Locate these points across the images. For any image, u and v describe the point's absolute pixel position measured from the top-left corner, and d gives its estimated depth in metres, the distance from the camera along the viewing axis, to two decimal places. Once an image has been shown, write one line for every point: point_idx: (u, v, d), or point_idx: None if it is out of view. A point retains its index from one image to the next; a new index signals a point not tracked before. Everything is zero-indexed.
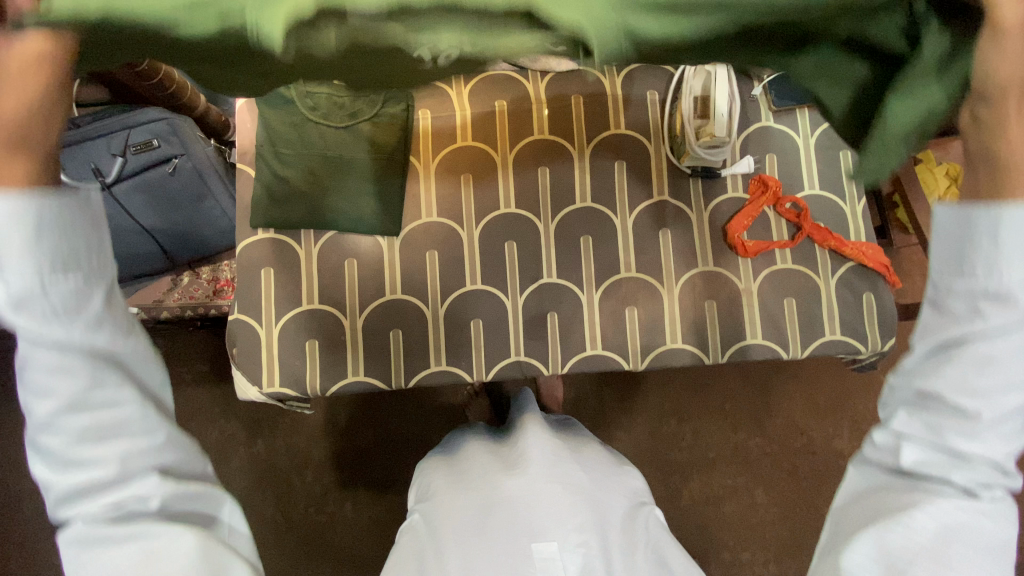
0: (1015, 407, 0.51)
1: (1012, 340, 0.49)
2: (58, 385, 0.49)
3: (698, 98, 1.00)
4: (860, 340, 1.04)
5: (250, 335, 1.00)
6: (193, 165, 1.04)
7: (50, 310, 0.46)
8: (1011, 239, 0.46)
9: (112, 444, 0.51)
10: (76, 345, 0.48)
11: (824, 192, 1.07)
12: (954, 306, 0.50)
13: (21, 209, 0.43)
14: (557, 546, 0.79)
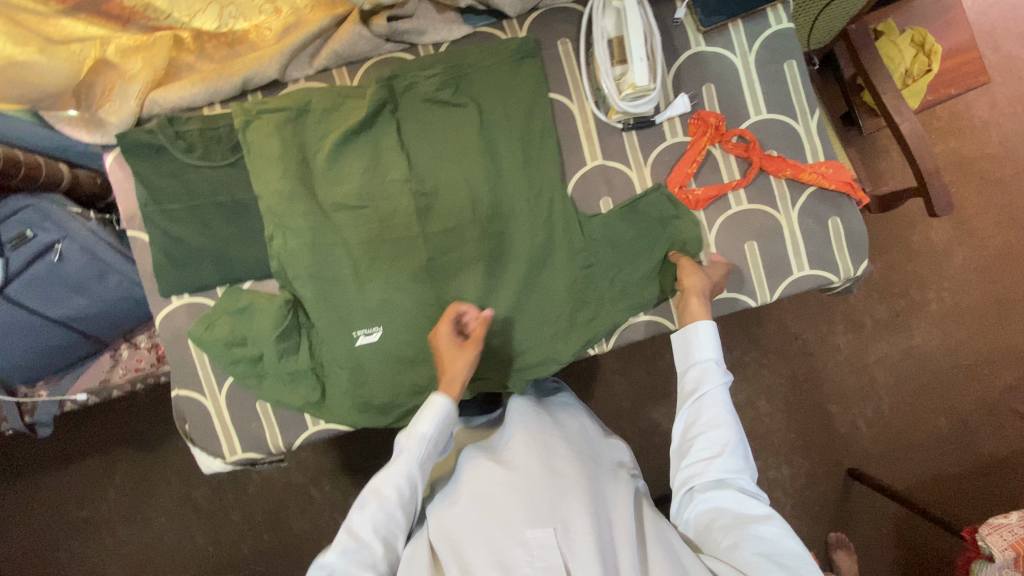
0: (727, 437, 0.83)
1: (712, 396, 0.85)
2: (398, 486, 0.83)
3: (613, 41, 0.88)
4: (831, 269, 0.97)
5: (197, 407, 0.95)
6: (80, 244, 0.94)
7: (424, 450, 0.85)
8: (693, 341, 0.88)
9: (390, 538, 0.80)
10: (417, 475, 0.84)
11: (774, 115, 0.96)
12: (689, 377, 0.88)
13: (438, 414, 0.84)
14: (551, 533, 0.77)
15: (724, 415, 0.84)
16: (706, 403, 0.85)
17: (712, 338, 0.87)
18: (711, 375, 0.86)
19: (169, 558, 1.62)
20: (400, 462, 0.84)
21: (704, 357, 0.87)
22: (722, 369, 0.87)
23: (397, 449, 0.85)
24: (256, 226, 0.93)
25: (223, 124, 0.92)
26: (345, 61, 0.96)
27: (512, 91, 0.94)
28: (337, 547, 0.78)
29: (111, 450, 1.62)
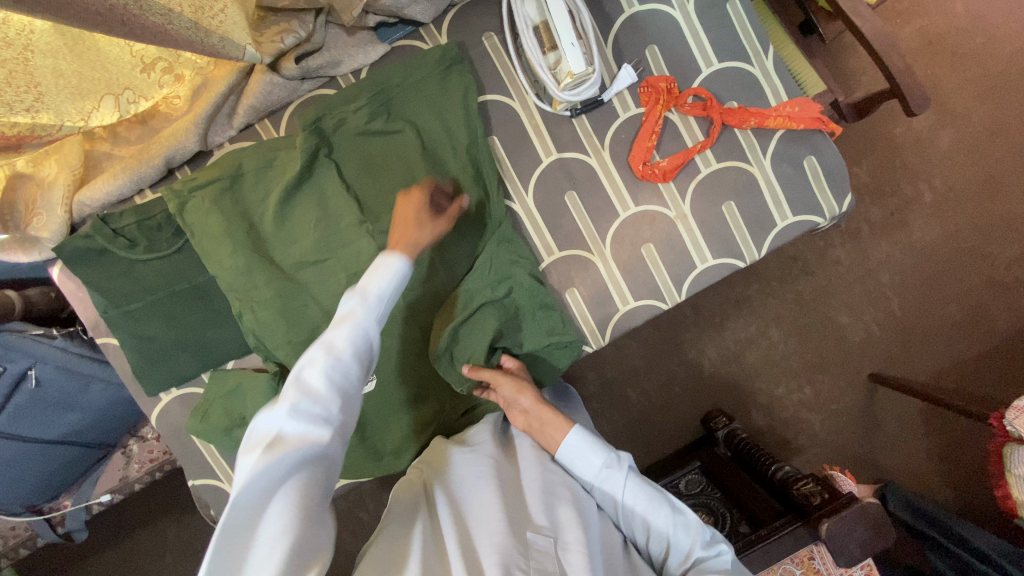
0: (660, 508, 0.72)
1: (627, 486, 0.73)
2: (353, 349, 0.60)
3: (539, 28, 0.81)
4: (815, 211, 0.92)
5: (216, 492, 0.95)
6: (55, 364, 0.92)
7: (379, 305, 0.66)
8: (572, 454, 0.75)
9: (327, 403, 0.56)
10: (371, 329, 0.63)
11: (727, 64, 0.90)
12: (597, 491, 0.75)
13: (392, 265, 0.69)
14: (550, 540, 0.64)
15: (647, 503, 0.72)
16: (624, 504, 0.73)
17: (591, 440, 0.76)
18: (609, 475, 0.74)
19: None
20: (348, 316, 0.63)
21: (599, 462, 0.74)
22: (615, 459, 0.75)
23: (345, 306, 0.64)
24: (224, 306, 0.90)
25: (158, 211, 0.88)
26: (266, 113, 0.90)
27: (446, 105, 0.88)
28: (288, 400, 0.54)
29: (155, 520, 1.60)
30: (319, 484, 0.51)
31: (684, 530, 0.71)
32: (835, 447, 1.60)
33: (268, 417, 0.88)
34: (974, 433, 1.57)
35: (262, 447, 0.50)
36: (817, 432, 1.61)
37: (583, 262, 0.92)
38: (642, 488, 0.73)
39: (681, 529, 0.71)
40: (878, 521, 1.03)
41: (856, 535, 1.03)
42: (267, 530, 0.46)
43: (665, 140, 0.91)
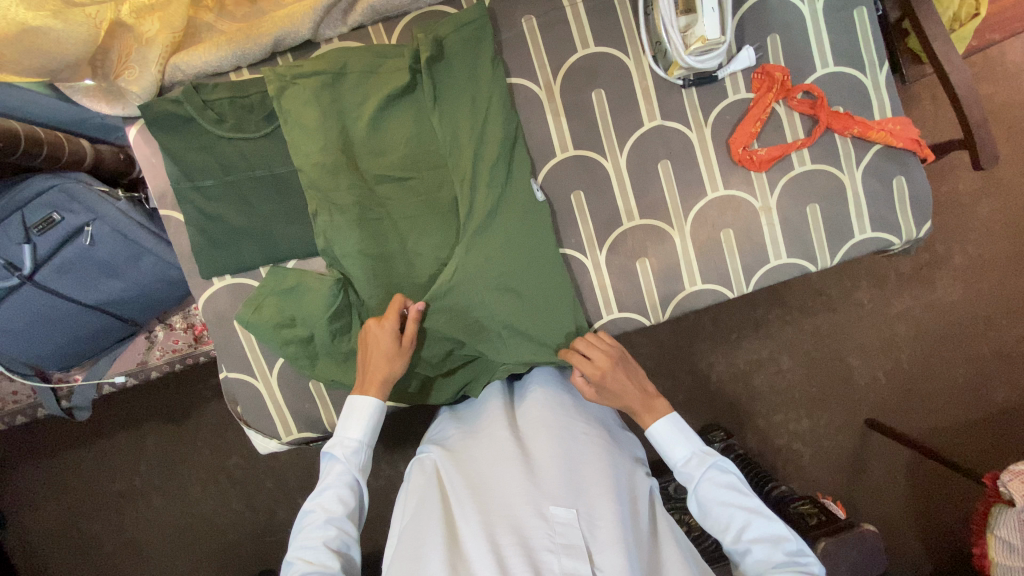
0: (744, 513, 0.76)
1: (711, 484, 0.79)
2: (336, 495, 0.75)
3: None
4: (892, 232, 0.94)
5: (247, 389, 0.93)
6: (110, 226, 0.88)
7: (351, 450, 0.79)
8: (665, 446, 0.82)
9: (324, 539, 0.72)
10: (351, 476, 0.78)
11: (841, 69, 0.91)
12: (687, 485, 0.81)
13: (359, 409, 0.79)
14: (574, 513, 0.68)
15: (726, 497, 0.77)
16: (703, 501, 0.79)
17: (682, 433, 0.82)
18: (697, 472, 0.79)
19: (202, 532, 1.55)
20: (330, 470, 0.78)
21: (686, 454, 0.81)
22: (704, 458, 0.80)
23: (329, 460, 0.79)
24: (298, 203, 0.88)
25: (254, 91, 0.86)
26: (381, 17, 0.88)
27: (563, 51, 0.89)
28: (292, 557, 0.71)
29: (140, 421, 1.56)
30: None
31: (762, 539, 0.74)
32: (828, 481, 1.61)
33: (313, 316, 0.86)
34: (961, 493, 1.58)
35: None
36: (811, 464, 1.62)
37: (664, 235, 0.92)
38: (725, 486, 0.78)
39: (759, 535, 0.74)
40: (874, 549, 1.04)
41: (851, 558, 1.03)
42: None
43: (768, 130, 0.91)
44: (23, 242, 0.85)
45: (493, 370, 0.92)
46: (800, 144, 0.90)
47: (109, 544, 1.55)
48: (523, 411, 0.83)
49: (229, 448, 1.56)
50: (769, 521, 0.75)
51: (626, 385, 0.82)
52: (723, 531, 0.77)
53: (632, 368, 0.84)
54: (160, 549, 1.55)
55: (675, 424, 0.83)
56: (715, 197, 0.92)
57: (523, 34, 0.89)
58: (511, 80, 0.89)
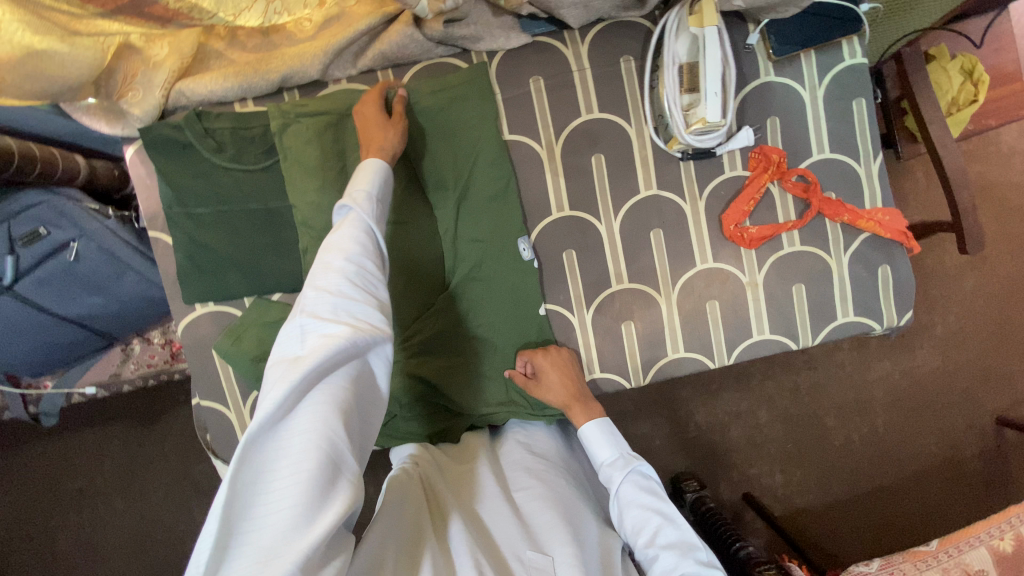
0: (660, 523, 0.74)
1: (633, 487, 0.78)
2: (357, 247, 0.62)
3: (684, 68, 0.83)
4: (873, 317, 0.96)
5: (219, 418, 0.91)
6: (97, 244, 0.87)
7: (371, 208, 0.68)
8: (591, 442, 0.83)
9: (347, 288, 0.58)
10: (373, 237, 0.65)
11: (835, 156, 0.93)
12: (609, 481, 0.80)
13: (376, 172, 0.72)
14: (552, 561, 0.65)
15: (647, 501, 0.76)
16: (621, 503, 0.78)
17: (611, 436, 0.83)
18: (621, 471, 0.79)
19: (160, 539, 1.51)
20: (352, 223, 0.65)
21: (614, 451, 0.82)
22: (631, 459, 0.81)
23: (342, 215, 0.67)
24: (290, 238, 0.88)
25: (257, 124, 0.86)
26: (392, 63, 0.89)
27: (568, 114, 0.90)
28: (302, 311, 0.57)
29: (107, 424, 1.53)
30: (346, 376, 0.55)
31: (672, 547, 0.71)
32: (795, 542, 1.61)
33: None
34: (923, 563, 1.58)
35: (272, 377, 0.53)
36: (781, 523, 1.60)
37: (651, 301, 0.93)
38: (643, 491, 0.78)
39: (669, 544, 0.72)
40: None
41: None
42: (296, 440, 0.50)
43: (761, 207, 0.93)
44: (4, 254, 0.83)
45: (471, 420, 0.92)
46: (790, 226, 0.91)
47: (64, 541, 1.50)
48: (507, 454, 0.86)
49: (196, 456, 1.53)
50: (681, 532, 0.73)
51: (556, 383, 0.87)
52: (636, 537, 0.75)
53: (571, 376, 0.88)
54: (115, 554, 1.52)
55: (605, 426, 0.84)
56: (704, 268, 0.93)
57: (530, 92, 0.89)
58: (512, 137, 0.90)
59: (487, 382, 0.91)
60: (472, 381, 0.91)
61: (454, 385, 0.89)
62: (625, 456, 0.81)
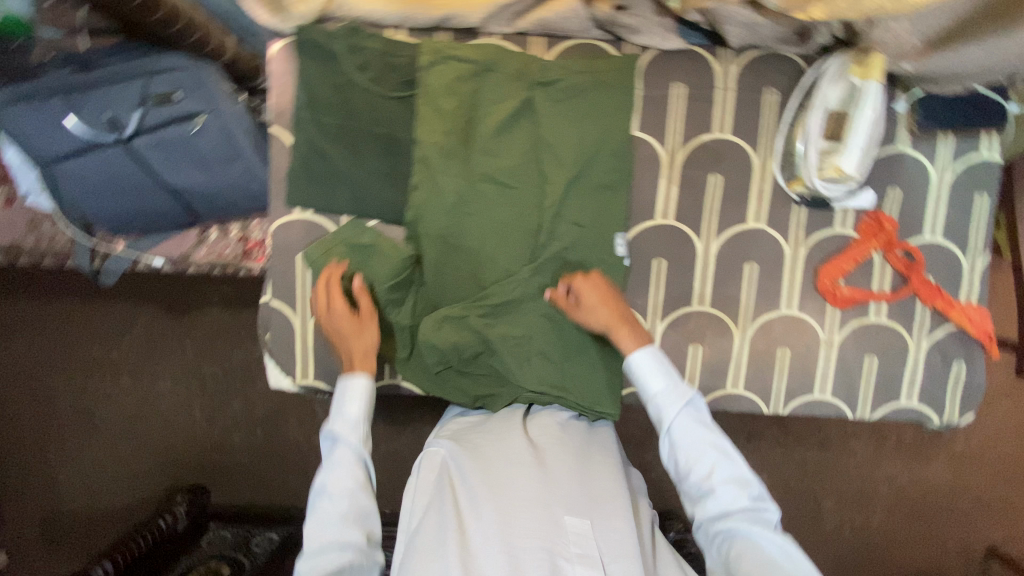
0: (720, 455, 0.76)
1: (687, 419, 0.79)
2: (346, 468, 0.76)
3: (831, 114, 0.84)
4: (934, 408, 0.95)
5: (283, 322, 0.93)
6: (220, 124, 0.89)
7: (358, 423, 0.80)
8: (647, 376, 0.81)
9: (342, 494, 0.74)
10: (356, 429, 0.80)
11: (945, 242, 0.92)
12: (659, 419, 0.80)
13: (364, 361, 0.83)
14: (588, 527, 0.73)
15: (700, 434, 0.77)
16: (676, 435, 0.78)
17: (664, 367, 0.82)
18: (677, 401, 0.79)
19: (155, 425, 1.56)
20: (341, 450, 0.78)
21: (688, 412, 0.79)
22: (687, 386, 0.80)
23: (328, 445, 0.79)
24: (403, 171, 0.89)
25: (405, 55, 0.87)
26: (547, 32, 0.89)
27: (699, 129, 0.90)
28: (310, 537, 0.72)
29: (139, 301, 1.54)
30: (356, 489, 0.75)
31: (729, 484, 0.75)
32: None
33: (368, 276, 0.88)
34: None
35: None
36: None
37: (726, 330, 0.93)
38: (720, 453, 0.77)
39: (744, 516, 0.73)
40: None
41: None
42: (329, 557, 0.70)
43: (859, 271, 0.92)
44: (137, 108, 0.87)
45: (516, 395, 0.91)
46: (881, 297, 0.91)
47: (63, 403, 1.56)
48: (534, 424, 0.87)
49: (214, 357, 1.55)
50: (754, 491, 0.75)
51: (597, 301, 0.85)
52: (706, 507, 0.75)
53: (609, 295, 0.85)
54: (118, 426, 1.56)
55: (658, 358, 0.82)
56: (786, 313, 0.93)
57: (670, 97, 0.90)
58: (640, 134, 0.90)
59: (542, 361, 0.92)
60: (529, 356, 0.91)
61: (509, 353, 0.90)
62: (679, 385, 0.80)
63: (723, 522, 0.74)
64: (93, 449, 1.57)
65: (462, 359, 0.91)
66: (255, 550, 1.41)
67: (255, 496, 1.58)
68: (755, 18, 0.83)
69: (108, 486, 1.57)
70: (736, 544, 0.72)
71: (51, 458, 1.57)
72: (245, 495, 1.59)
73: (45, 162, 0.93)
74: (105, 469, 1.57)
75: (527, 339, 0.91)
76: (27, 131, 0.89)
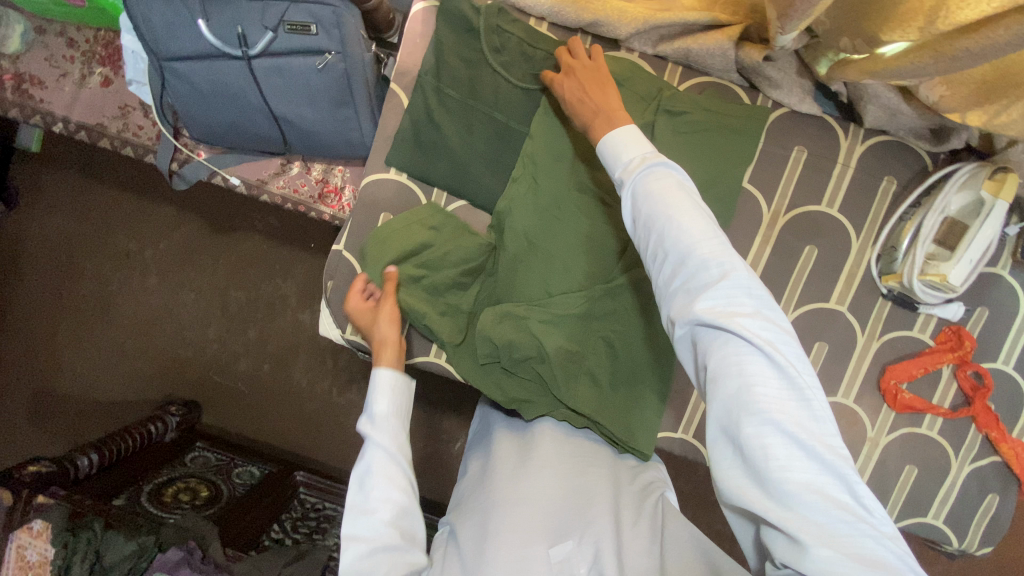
0: (756, 315, 0.52)
1: (710, 254, 0.54)
2: (387, 492, 0.66)
3: (948, 220, 0.82)
4: (957, 534, 0.94)
5: (348, 274, 0.92)
6: (344, 67, 0.88)
7: (394, 440, 0.71)
8: (661, 208, 0.58)
9: (381, 525, 0.65)
10: (389, 447, 0.70)
11: (1016, 375, 0.91)
12: (670, 268, 0.56)
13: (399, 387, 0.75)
14: (573, 545, 0.72)
15: (726, 281, 0.53)
16: (695, 288, 0.54)
17: (682, 197, 0.58)
18: (696, 237, 0.55)
19: (167, 332, 1.57)
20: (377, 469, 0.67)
21: (636, 199, 0.61)
22: (711, 223, 0.57)
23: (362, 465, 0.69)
24: (508, 160, 0.88)
25: (543, 48, 0.86)
26: (686, 63, 0.89)
27: (807, 198, 0.89)
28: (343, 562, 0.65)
29: (190, 209, 1.53)
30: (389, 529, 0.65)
31: (766, 349, 0.50)
32: None
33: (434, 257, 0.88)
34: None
35: None
36: None
37: None
38: (690, 215, 0.57)
39: (703, 315, 0.52)
40: None
41: None
42: None
43: (924, 379, 0.91)
44: (270, 29, 0.86)
45: (552, 409, 0.86)
46: (941, 411, 0.89)
47: (88, 286, 1.57)
48: (512, 445, 0.85)
49: (246, 283, 1.55)
50: (737, 280, 0.53)
51: (583, 93, 0.76)
52: (668, 298, 0.57)
53: (602, 85, 0.75)
54: (139, 322, 1.57)
55: (675, 184, 0.59)
56: (840, 402, 0.92)
57: (787, 159, 0.89)
58: (747, 187, 0.89)
59: (586, 382, 0.87)
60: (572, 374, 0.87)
61: (557, 365, 0.85)
62: (700, 217, 0.57)
63: (744, 429, 0.49)
64: (108, 339, 1.57)
65: (507, 358, 0.86)
66: (235, 481, 1.38)
67: (248, 428, 1.58)
68: (899, 105, 0.80)
69: (109, 377, 1.57)
70: (700, 362, 0.54)
71: (65, 336, 1.57)
72: (239, 424, 1.58)
73: (161, 57, 0.92)
74: (112, 361, 1.58)
75: (578, 355, 0.87)
76: (155, 22, 0.89)
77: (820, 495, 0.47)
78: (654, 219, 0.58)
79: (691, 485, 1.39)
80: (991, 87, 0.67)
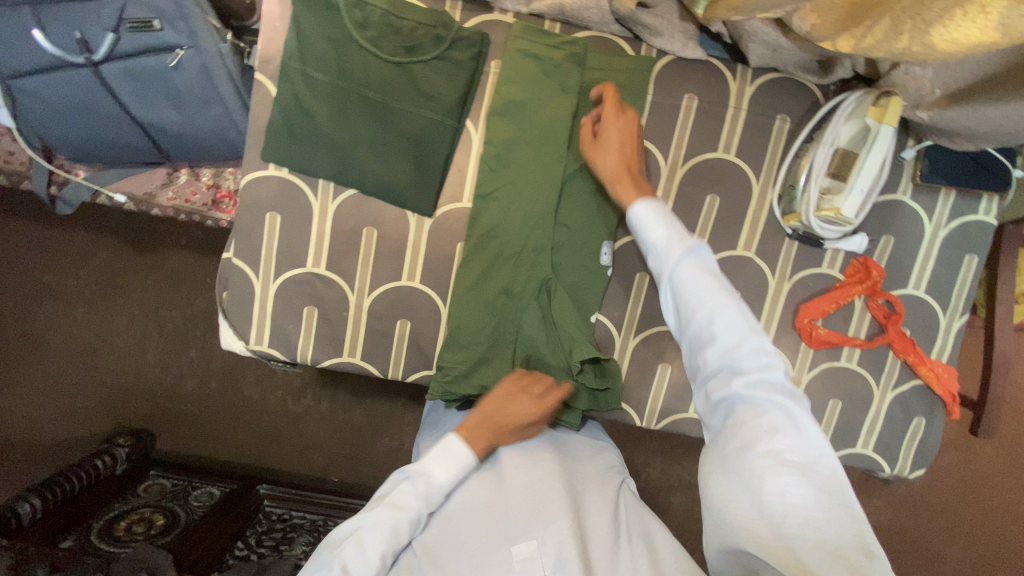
0: (794, 420, 0.52)
1: (752, 353, 0.55)
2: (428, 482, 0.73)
3: (840, 150, 0.81)
4: (887, 459, 0.96)
5: (243, 282, 0.88)
6: (201, 61, 0.83)
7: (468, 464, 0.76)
8: (702, 293, 0.57)
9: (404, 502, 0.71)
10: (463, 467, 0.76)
11: (927, 297, 0.91)
12: (707, 358, 0.57)
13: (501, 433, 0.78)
14: (536, 545, 0.68)
15: (762, 379, 0.54)
16: (730, 382, 0.55)
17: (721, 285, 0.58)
18: (740, 332, 0.55)
19: (98, 364, 1.50)
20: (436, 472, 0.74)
21: (677, 283, 0.59)
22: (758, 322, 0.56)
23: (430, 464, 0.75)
24: (392, 141, 0.84)
25: (411, 17, 0.81)
26: (564, 19, 0.85)
27: (704, 146, 0.87)
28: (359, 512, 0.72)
29: (99, 233, 1.45)
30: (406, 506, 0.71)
31: (801, 455, 0.51)
32: None
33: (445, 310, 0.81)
34: None
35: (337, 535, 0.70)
36: None
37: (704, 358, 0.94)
38: (730, 304, 0.56)
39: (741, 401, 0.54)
40: None
41: None
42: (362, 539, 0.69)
43: (840, 314, 0.92)
44: (110, 31, 0.80)
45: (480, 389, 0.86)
46: (857, 342, 0.90)
47: (4, 326, 1.48)
48: None
49: (174, 301, 1.48)
50: (775, 377, 0.55)
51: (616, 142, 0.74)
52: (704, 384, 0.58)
53: (633, 143, 0.74)
54: (66, 358, 1.50)
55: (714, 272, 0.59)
56: None
57: (679, 107, 0.86)
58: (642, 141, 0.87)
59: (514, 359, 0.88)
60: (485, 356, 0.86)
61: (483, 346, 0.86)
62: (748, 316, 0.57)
63: (766, 530, 0.49)
64: (35, 379, 1.50)
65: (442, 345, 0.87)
66: (193, 504, 1.31)
67: (199, 450, 1.54)
68: (778, 40, 0.78)
69: (43, 419, 1.50)
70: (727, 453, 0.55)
71: None
72: (189, 447, 1.54)
73: (3, 75, 0.85)
74: (43, 402, 1.50)
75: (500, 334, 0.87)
76: None
77: (837, 558, 0.47)
78: (690, 298, 0.58)
79: (648, 444, 1.40)
80: (856, 8, 0.63)
